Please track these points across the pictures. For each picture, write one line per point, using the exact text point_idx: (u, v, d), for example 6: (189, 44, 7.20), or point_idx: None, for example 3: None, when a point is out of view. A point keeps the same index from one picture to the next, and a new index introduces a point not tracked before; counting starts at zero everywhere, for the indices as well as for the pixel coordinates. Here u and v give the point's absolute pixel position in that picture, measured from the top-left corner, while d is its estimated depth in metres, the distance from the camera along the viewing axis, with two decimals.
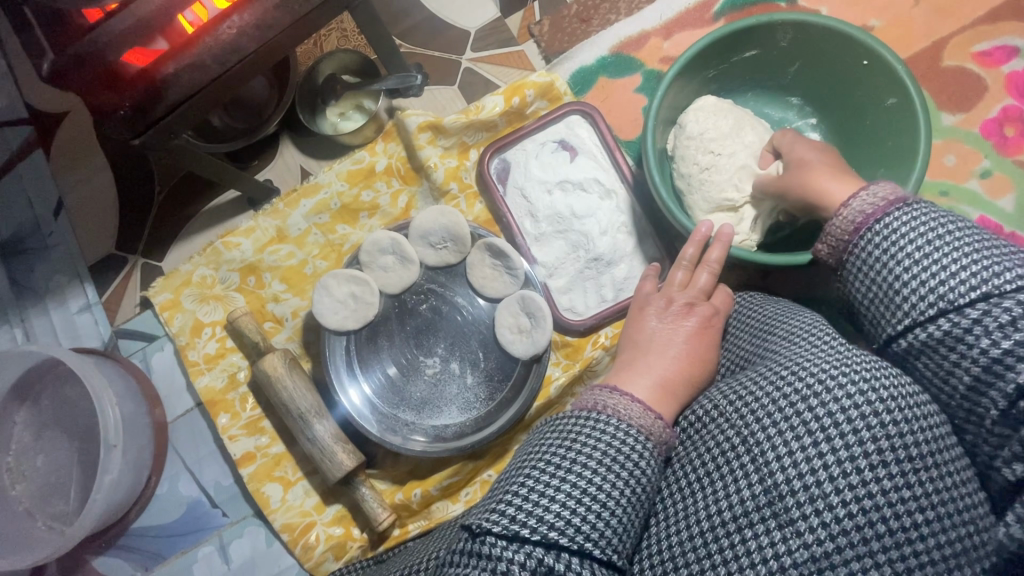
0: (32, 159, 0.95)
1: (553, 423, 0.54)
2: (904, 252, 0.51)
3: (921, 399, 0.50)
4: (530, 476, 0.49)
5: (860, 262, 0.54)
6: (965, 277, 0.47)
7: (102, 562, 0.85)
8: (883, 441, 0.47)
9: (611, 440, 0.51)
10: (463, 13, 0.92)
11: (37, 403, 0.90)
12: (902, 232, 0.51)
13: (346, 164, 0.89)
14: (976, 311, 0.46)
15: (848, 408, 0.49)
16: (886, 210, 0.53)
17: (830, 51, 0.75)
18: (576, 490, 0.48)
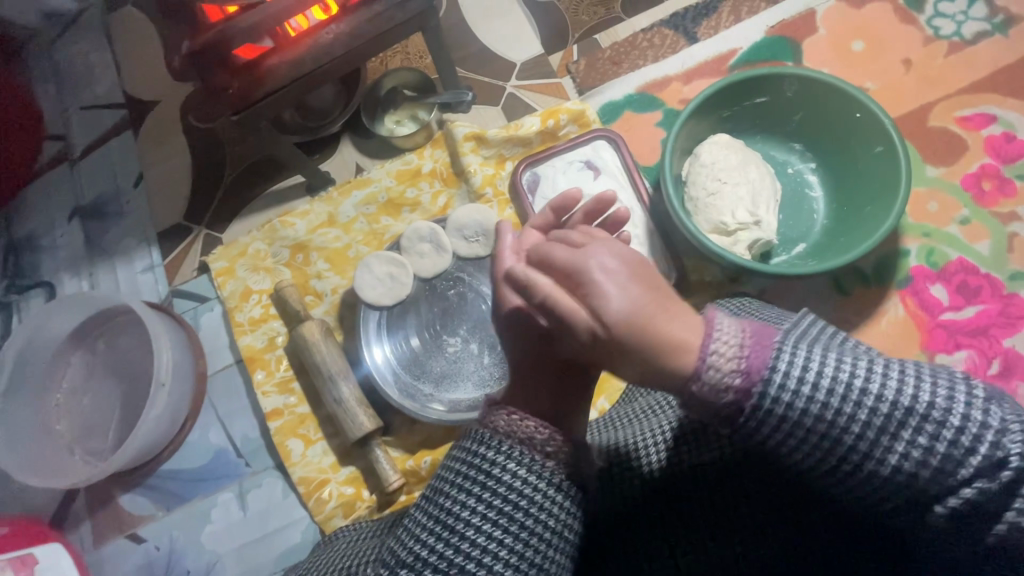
0: (122, 137, 1.13)
1: (451, 468, 0.51)
2: (817, 403, 0.43)
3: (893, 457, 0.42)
4: (443, 506, 0.50)
5: (781, 414, 0.43)
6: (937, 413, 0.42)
7: (128, 496, 0.92)
8: (855, 486, 0.45)
9: (529, 476, 0.49)
10: (512, 47, 1.07)
11: (93, 347, 1.00)
12: (815, 372, 0.43)
13: (396, 164, 1.02)
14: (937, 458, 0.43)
15: (817, 461, 0.44)
16: (756, 374, 0.43)
17: (827, 103, 0.87)
18: (497, 517, 0.49)
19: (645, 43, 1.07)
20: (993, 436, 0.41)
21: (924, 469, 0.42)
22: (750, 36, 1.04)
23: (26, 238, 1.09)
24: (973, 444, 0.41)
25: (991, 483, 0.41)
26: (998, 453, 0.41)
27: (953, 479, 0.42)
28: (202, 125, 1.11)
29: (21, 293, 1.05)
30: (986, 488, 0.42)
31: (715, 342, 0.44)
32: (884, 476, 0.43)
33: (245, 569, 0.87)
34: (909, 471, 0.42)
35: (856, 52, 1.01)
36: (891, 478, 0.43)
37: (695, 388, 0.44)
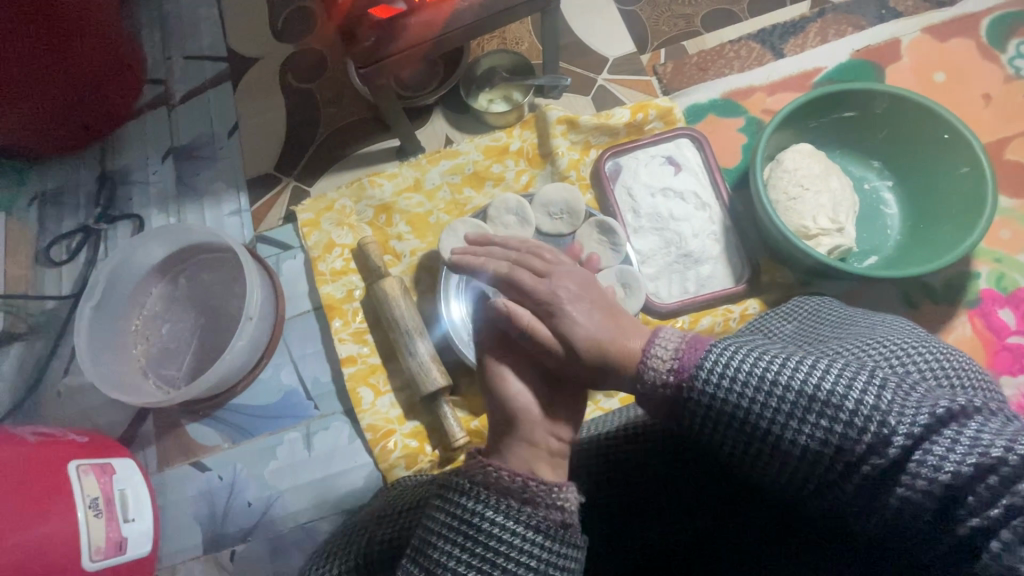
0: (221, 88, 1.18)
1: (435, 519, 0.51)
2: (733, 392, 0.49)
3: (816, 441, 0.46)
4: (440, 561, 0.49)
5: (708, 401, 0.50)
6: (856, 397, 0.45)
7: (195, 425, 0.95)
8: (778, 468, 0.49)
9: (517, 529, 0.49)
10: (606, 43, 1.12)
11: (175, 280, 1.04)
12: (735, 371, 0.49)
13: (486, 140, 1.06)
14: (896, 442, 0.43)
15: (738, 441, 0.49)
16: (689, 370, 0.51)
17: (915, 122, 0.90)
18: (490, 568, 0.48)
19: (732, 54, 1.11)
20: (904, 429, 0.43)
21: (827, 449, 0.45)
22: (834, 57, 1.09)
23: (119, 172, 1.14)
24: (881, 433, 0.43)
25: (902, 474, 0.43)
26: (906, 443, 0.43)
27: (860, 465, 0.44)
28: (299, 85, 1.17)
29: (112, 222, 1.10)
30: (901, 479, 0.43)
31: (655, 353, 0.54)
32: (790, 457, 0.47)
33: (304, 507, 0.90)
34: (814, 453, 0.46)
35: (937, 82, 1.05)
36: (802, 459, 0.47)
37: (642, 381, 0.55)
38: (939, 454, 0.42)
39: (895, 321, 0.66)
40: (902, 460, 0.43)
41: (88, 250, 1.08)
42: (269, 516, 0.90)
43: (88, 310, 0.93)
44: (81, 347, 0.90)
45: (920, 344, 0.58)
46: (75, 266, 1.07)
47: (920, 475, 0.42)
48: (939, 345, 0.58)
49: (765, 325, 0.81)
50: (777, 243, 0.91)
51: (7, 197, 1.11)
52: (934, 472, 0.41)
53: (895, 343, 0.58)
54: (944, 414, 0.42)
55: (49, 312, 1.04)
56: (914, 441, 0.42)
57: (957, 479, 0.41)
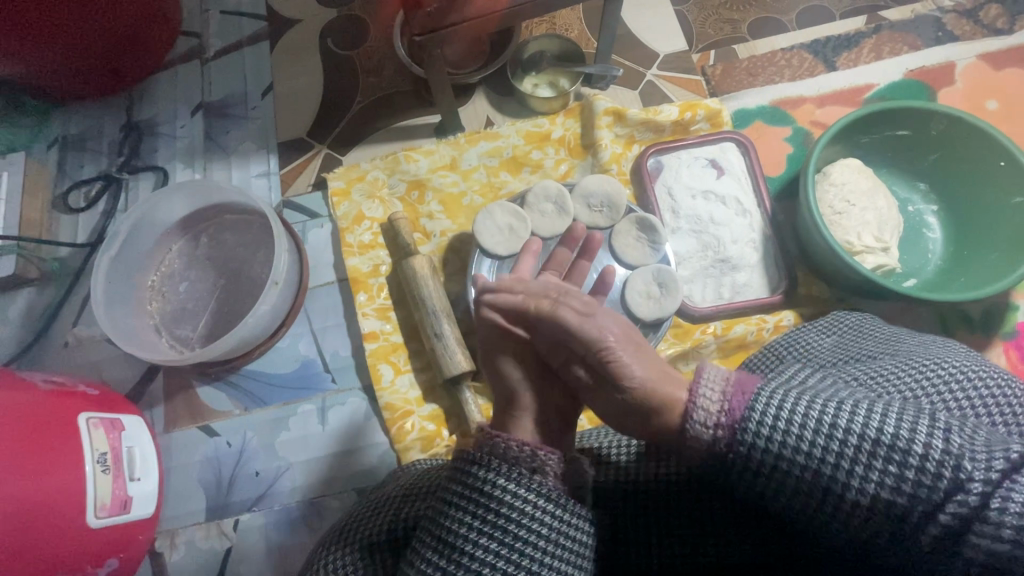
0: (258, 46, 1.15)
1: (448, 490, 0.51)
2: (789, 446, 0.45)
3: (884, 493, 0.42)
4: (453, 529, 0.49)
5: (760, 457, 0.46)
6: (930, 450, 0.41)
7: (206, 388, 0.93)
8: (837, 524, 0.45)
9: (526, 496, 0.50)
10: (657, 40, 1.11)
11: (197, 238, 1.01)
12: (787, 422, 0.46)
13: (528, 125, 1.04)
14: (975, 491, 0.40)
15: (796, 498, 0.46)
16: (735, 423, 0.47)
17: (971, 146, 0.89)
18: (502, 535, 0.49)
19: (784, 62, 1.09)
20: (980, 477, 0.40)
21: (895, 505, 0.42)
22: (887, 75, 1.07)
23: (146, 122, 1.10)
24: (957, 482, 0.41)
25: (975, 528, 0.40)
26: (982, 493, 0.40)
27: (927, 519, 0.42)
28: (338, 51, 1.13)
29: (134, 173, 1.06)
30: (974, 532, 0.41)
31: (702, 397, 0.49)
32: (856, 515, 0.44)
33: (313, 481, 0.88)
34: (879, 506, 0.43)
35: (990, 111, 1.04)
36: (869, 515, 0.43)
37: (686, 433, 0.49)
38: (1021, 503, 0.39)
39: (947, 342, 0.60)
40: (977, 515, 0.40)
41: (106, 200, 1.04)
42: (276, 488, 0.88)
43: (106, 260, 0.90)
44: (96, 298, 0.87)
45: (979, 368, 0.52)
46: (92, 215, 1.04)
47: (1003, 528, 0.39)
48: (993, 368, 0.52)
49: (801, 338, 0.72)
50: (820, 256, 0.90)
51: (27, 138, 1.08)
52: (1019, 522, 0.39)
53: (946, 365, 0.52)
54: (1014, 461, 0.41)
55: (62, 260, 1.00)
56: (988, 493, 0.40)
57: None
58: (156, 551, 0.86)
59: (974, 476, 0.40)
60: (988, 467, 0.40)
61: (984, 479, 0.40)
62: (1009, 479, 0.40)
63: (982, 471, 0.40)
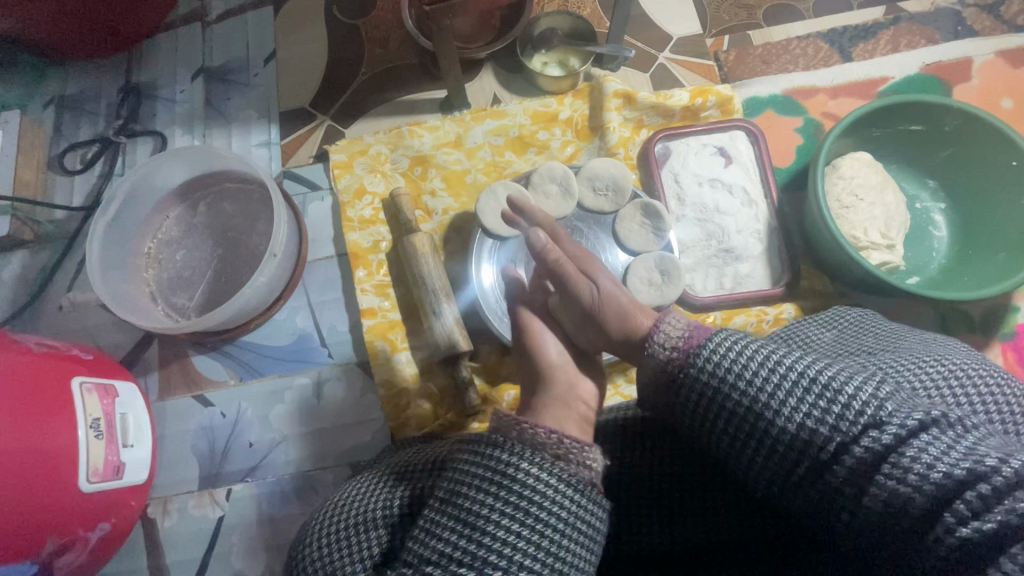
0: (261, 11, 1.11)
1: (465, 475, 0.51)
2: (728, 373, 0.47)
3: (805, 429, 0.44)
4: (466, 508, 0.49)
5: (702, 383, 0.48)
6: (857, 397, 0.42)
7: (201, 357, 0.92)
8: (758, 453, 0.46)
9: (548, 479, 0.50)
10: (671, 23, 1.09)
11: (195, 206, 0.99)
12: (735, 357, 0.48)
13: (535, 104, 1.01)
14: (891, 437, 0.40)
15: (725, 427, 0.48)
16: (689, 352, 0.50)
17: (984, 145, 0.87)
18: (516, 512, 0.48)
19: (798, 50, 1.07)
20: (897, 422, 0.40)
21: (813, 438, 0.43)
22: (902, 68, 1.05)
23: (144, 85, 1.07)
24: (874, 422, 0.41)
25: (884, 469, 0.40)
26: (896, 437, 0.40)
27: (840, 455, 0.42)
28: (344, 20, 1.11)
29: (131, 137, 1.04)
30: (881, 474, 0.41)
31: (663, 331, 0.53)
32: (777, 441, 0.45)
33: (307, 454, 0.88)
34: (797, 439, 0.44)
35: (1004, 109, 1.02)
36: (788, 444, 0.45)
37: (646, 354, 0.53)
38: (928, 458, 0.39)
39: (948, 341, 0.59)
40: (881, 460, 0.41)
41: (103, 163, 1.02)
42: (269, 459, 0.88)
43: (102, 225, 0.88)
44: (91, 263, 0.85)
45: (977, 366, 0.51)
46: (89, 178, 1.02)
47: (908, 473, 0.39)
48: (992, 367, 0.52)
49: (799, 331, 0.71)
50: (825, 249, 0.89)
51: (23, 96, 1.05)
52: (924, 471, 0.39)
53: (947, 363, 0.52)
54: (934, 417, 0.40)
55: (58, 223, 0.98)
56: (902, 438, 0.40)
57: (950, 481, 0.38)
58: (148, 517, 0.86)
59: (887, 423, 0.41)
60: (911, 419, 0.40)
61: (897, 429, 0.40)
62: (924, 434, 0.40)
63: (903, 423, 0.40)
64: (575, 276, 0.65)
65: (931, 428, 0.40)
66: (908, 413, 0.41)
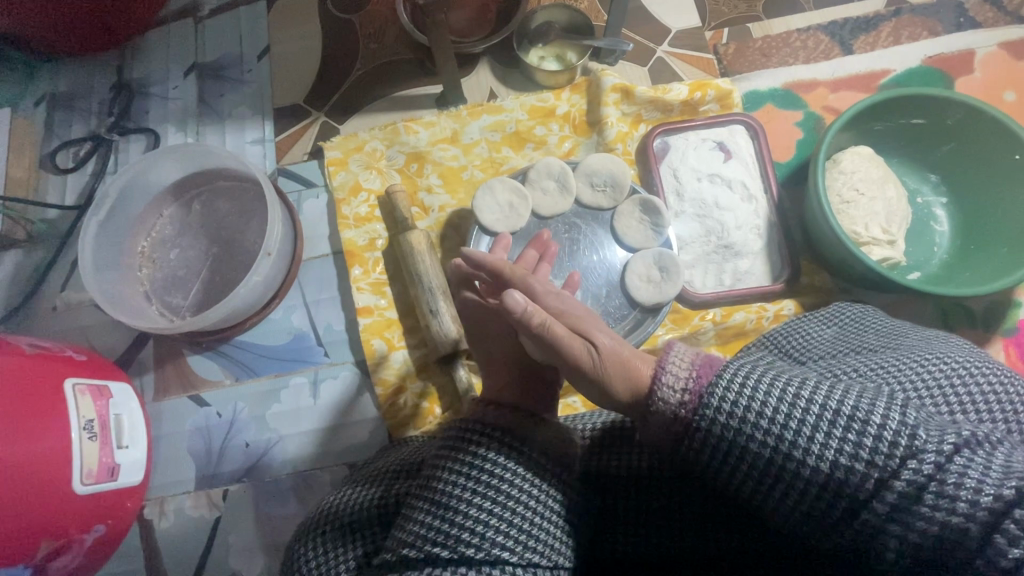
0: (254, 6, 1.10)
1: (436, 458, 0.52)
2: (751, 413, 0.45)
3: (840, 464, 0.42)
4: (437, 493, 0.50)
5: (724, 427, 0.46)
6: (886, 427, 0.41)
7: (196, 357, 0.91)
8: (791, 496, 0.45)
9: (514, 458, 0.51)
10: (669, 15, 1.07)
11: (189, 205, 0.98)
12: (753, 396, 0.46)
13: (532, 99, 1.00)
14: (930, 464, 0.40)
15: (751, 472, 0.46)
16: (702, 393, 0.47)
17: (986, 138, 0.86)
18: (486, 494, 0.49)
19: (799, 43, 1.06)
20: (933, 448, 0.40)
21: (849, 475, 0.42)
22: (904, 60, 1.04)
23: (136, 82, 1.06)
24: (909, 451, 0.40)
25: (929, 499, 0.39)
26: (936, 465, 0.39)
27: (880, 491, 0.41)
28: (338, 15, 1.09)
29: (124, 135, 1.03)
30: (926, 504, 0.40)
31: (669, 373, 0.50)
32: (811, 482, 0.43)
33: (303, 454, 0.87)
34: (831, 478, 0.43)
35: (1007, 102, 1.01)
36: (823, 485, 0.43)
37: (655, 401, 0.50)
38: (971, 483, 0.39)
39: (950, 338, 0.58)
40: (925, 488, 0.40)
41: (95, 161, 1.01)
42: (266, 459, 0.87)
43: (94, 224, 0.87)
44: (84, 262, 0.84)
45: (978, 363, 0.51)
46: (81, 176, 1.01)
47: (956, 500, 0.39)
48: (995, 365, 0.51)
49: (801, 328, 0.70)
50: (826, 245, 0.88)
51: (13, 93, 1.04)
52: (973, 496, 0.38)
53: (947, 360, 0.51)
54: (965, 438, 0.40)
55: (49, 222, 0.97)
56: (941, 465, 0.39)
57: (999, 504, 0.38)
58: (145, 518, 0.85)
59: (923, 451, 0.40)
60: (946, 444, 0.40)
61: (936, 456, 0.40)
62: (960, 458, 0.39)
63: (939, 451, 0.40)
64: (564, 337, 0.59)
65: (965, 450, 0.40)
66: (941, 439, 0.40)
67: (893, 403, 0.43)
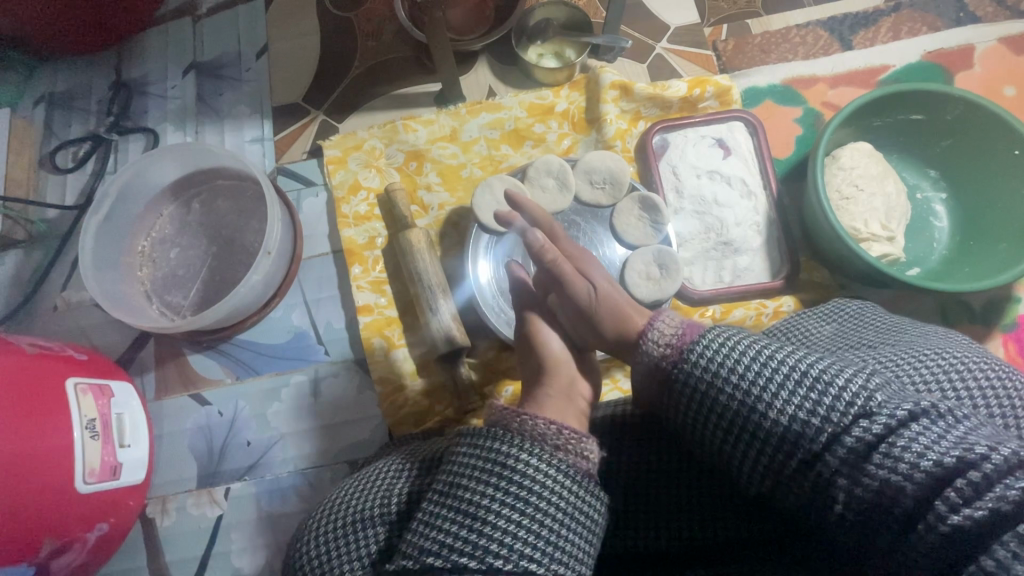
0: (252, 5, 1.10)
1: (466, 465, 0.51)
2: (722, 368, 0.47)
3: (797, 419, 0.43)
4: (468, 502, 0.48)
5: (698, 378, 0.49)
6: (849, 391, 0.42)
7: (196, 356, 0.92)
8: (750, 448, 0.46)
9: (547, 471, 0.49)
10: (668, 12, 1.07)
11: (188, 204, 0.98)
12: (727, 352, 0.48)
13: (531, 97, 1.00)
14: (882, 425, 0.40)
15: (715, 424, 0.48)
16: (682, 348, 0.50)
17: (986, 134, 0.86)
18: (521, 505, 0.48)
19: (798, 38, 1.05)
20: (887, 411, 0.40)
21: (804, 430, 0.43)
22: (903, 56, 1.03)
23: (135, 81, 1.06)
24: (864, 412, 0.41)
25: (876, 458, 0.40)
26: (887, 426, 0.40)
27: (831, 446, 0.42)
28: (336, 13, 1.09)
29: (123, 134, 1.03)
30: (873, 464, 0.40)
31: (657, 330, 0.54)
32: (770, 434, 0.45)
33: (304, 452, 0.88)
34: (787, 432, 0.44)
35: (1007, 97, 1.01)
36: (777, 437, 0.44)
37: (641, 350, 0.54)
38: (917, 447, 0.39)
39: (949, 334, 0.58)
40: (872, 449, 0.40)
41: (95, 161, 1.01)
42: (268, 458, 0.88)
43: (94, 224, 0.87)
44: (84, 262, 0.84)
45: (981, 362, 0.51)
46: (81, 176, 1.01)
47: (900, 462, 0.39)
48: (994, 361, 0.51)
49: (799, 324, 0.70)
50: (825, 242, 0.88)
51: (13, 94, 1.04)
52: (916, 459, 0.39)
53: (947, 356, 0.51)
54: (923, 407, 0.40)
55: (50, 222, 0.97)
56: (892, 428, 0.40)
57: (940, 468, 0.38)
58: (147, 516, 0.86)
59: (875, 413, 0.40)
60: (901, 409, 0.40)
61: (889, 419, 0.40)
62: (913, 424, 0.39)
63: (896, 417, 0.40)
64: (571, 277, 0.67)
65: (921, 417, 0.40)
66: (898, 404, 0.40)
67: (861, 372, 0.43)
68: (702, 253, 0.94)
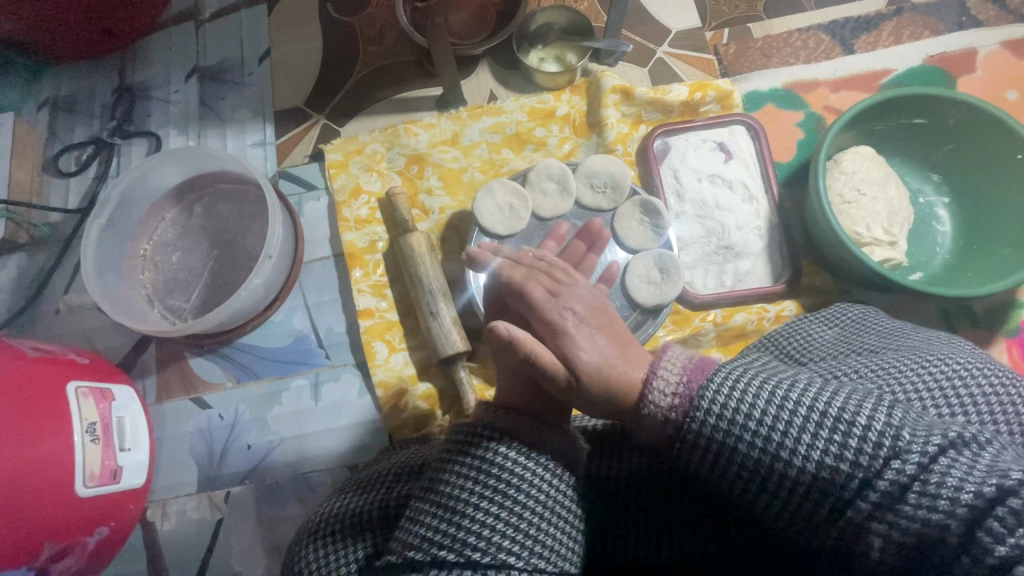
0: (255, 10, 1.10)
1: (447, 461, 0.52)
2: (738, 415, 0.46)
3: (824, 463, 0.43)
4: (447, 497, 0.49)
5: (713, 427, 0.47)
6: (871, 430, 0.42)
7: (197, 359, 0.92)
8: (778, 496, 0.45)
9: (524, 463, 0.50)
10: (669, 16, 1.07)
11: (190, 207, 0.98)
12: (741, 399, 0.47)
13: (532, 101, 1.00)
14: (913, 464, 0.40)
15: (740, 473, 0.46)
16: (692, 398, 0.48)
17: (989, 138, 0.86)
18: (499, 498, 0.49)
19: (799, 43, 1.05)
20: (918, 449, 0.40)
21: (834, 476, 0.43)
22: (905, 60, 1.03)
23: (138, 86, 1.06)
24: (893, 451, 0.41)
25: (912, 499, 0.40)
26: (919, 465, 0.40)
27: (864, 491, 0.42)
28: (339, 18, 1.09)
29: (126, 139, 1.03)
30: (909, 504, 0.40)
31: (660, 378, 0.51)
32: (798, 482, 0.44)
33: (303, 456, 0.88)
34: (815, 480, 0.43)
35: (1009, 101, 1.00)
36: (808, 485, 0.44)
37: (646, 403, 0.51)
38: (951, 480, 0.39)
39: (952, 339, 0.58)
40: (908, 488, 0.40)
41: (98, 165, 1.02)
42: (267, 462, 0.88)
43: (96, 228, 0.88)
44: (86, 266, 0.85)
45: (982, 366, 0.50)
46: (83, 180, 1.01)
47: (938, 499, 0.39)
48: (997, 366, 0.51)
49: (800, 329, 0.70)
50: (827, 246, 0.88)
51: (18, 99, 1.04)
52: (954, 493, 0.38)
53: (950, 362, 0.51)
54: (951, 439, 0.40)
55: (53, 225, 0.98)
56: (925, 465, 0.40)
57: (980, 502, 0.38)
58: (147, 520, 0.86)
59: (905, 452, 0.40)
60: (930, 444, 0.40)
61: (919, 458, 0.40)
62: (946, 458, 0.40)
63: (924, 452, 0.40)
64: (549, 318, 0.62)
65: (951, 450, 0.40)
66: (925, 439, 0.40)
67: (879, 406, 0.43)
68: (704, 257, 0.94)
